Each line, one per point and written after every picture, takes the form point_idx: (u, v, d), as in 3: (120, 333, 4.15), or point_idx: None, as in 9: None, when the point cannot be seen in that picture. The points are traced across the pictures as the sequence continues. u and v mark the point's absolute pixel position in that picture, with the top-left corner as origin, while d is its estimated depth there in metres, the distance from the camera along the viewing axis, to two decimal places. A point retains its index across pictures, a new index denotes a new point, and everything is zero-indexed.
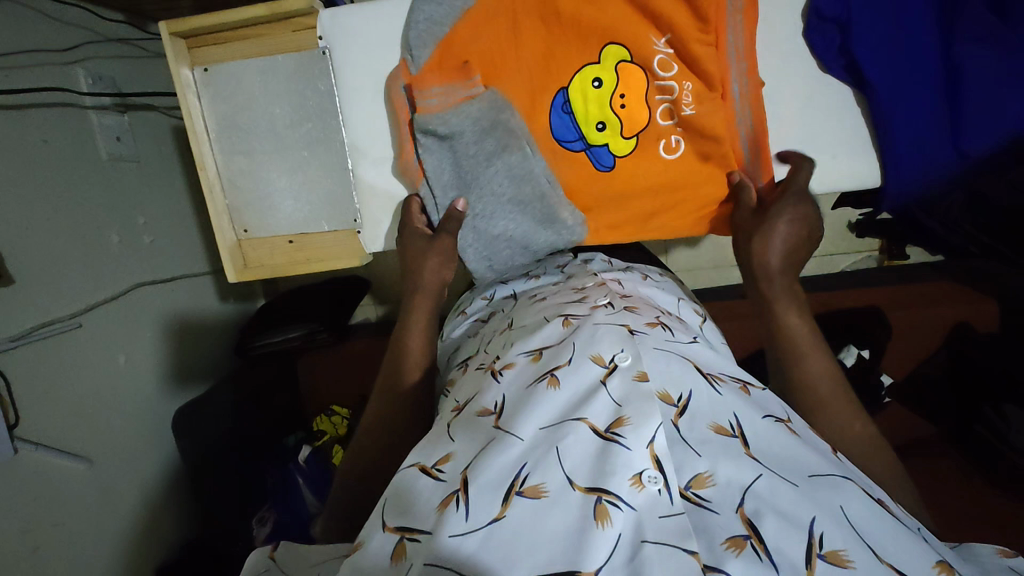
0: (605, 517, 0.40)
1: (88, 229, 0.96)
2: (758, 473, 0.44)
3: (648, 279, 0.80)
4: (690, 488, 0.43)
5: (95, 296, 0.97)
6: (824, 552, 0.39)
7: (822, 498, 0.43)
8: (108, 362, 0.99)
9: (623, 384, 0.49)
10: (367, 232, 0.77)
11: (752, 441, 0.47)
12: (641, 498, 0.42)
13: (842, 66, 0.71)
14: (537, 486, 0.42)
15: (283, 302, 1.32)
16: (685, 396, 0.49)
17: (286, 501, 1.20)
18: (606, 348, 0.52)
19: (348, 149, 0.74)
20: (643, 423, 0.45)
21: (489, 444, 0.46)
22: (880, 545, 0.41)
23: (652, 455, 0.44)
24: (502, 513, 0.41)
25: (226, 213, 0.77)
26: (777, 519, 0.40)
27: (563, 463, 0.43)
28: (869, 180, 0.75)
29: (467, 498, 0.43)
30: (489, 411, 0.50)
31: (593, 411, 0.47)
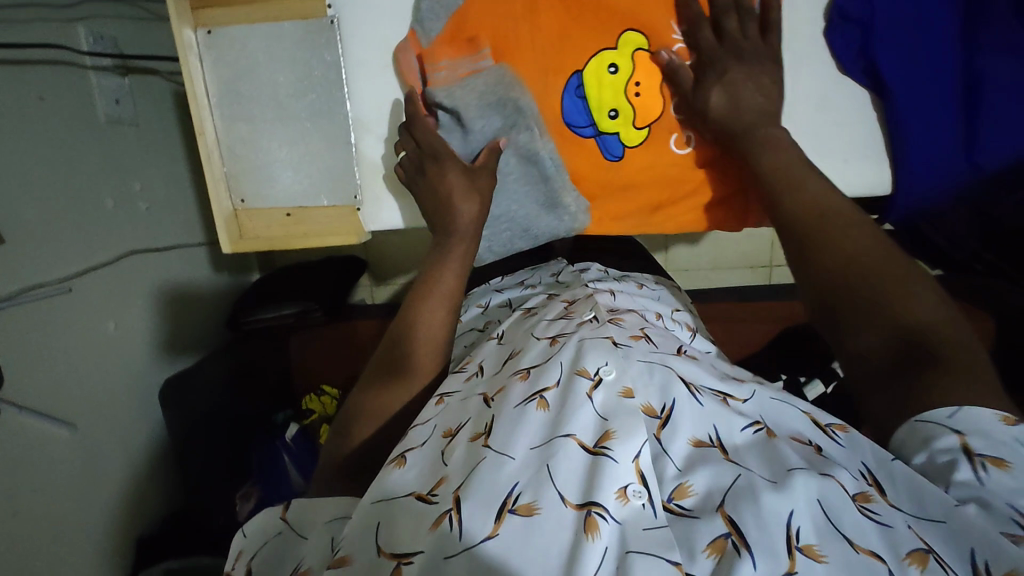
0: (594, 529, 0.40)
1: (82, 191, 0.94)
2: (738, 472, 0.43)
3: (643, 289, 0.81)
4: (673, 500, 0.43)
5: (87, 261, 0.95)
6: (801, 546, 0.39)
7: (800, 487, 0.41)
8: (96, 329, 0.97)
9: (607, 398, 0.48)
10: (367, 210, 0.75)
11: (730, 449, 0.46)
12: (625, 512, 0.42)
13: (861, 69, 0.70)
14: (529, 504, 0.42)
15: (273, 280, 1.30)
16: (669, 405, 0.48)
17: (270, 478, 1.19)
18: (591, 361, 0.51)
19: (352, 122, 0.73)
20: (629, 438, 0.45)
21: (481, 464, 0.44)
22: (858, 533, 0.39)
23: (637, 469, 0.44)
24: (496, 531, 0.40)
25: (223, 181, 0.75)
26: (755, 516, 0.40)
27: (555, 479, 0.43)
28: (878, 187, 0.74)
29: (459, 516, 0.42)
30: (481, 434, 0.48)
31: (579, 427, 0.46)
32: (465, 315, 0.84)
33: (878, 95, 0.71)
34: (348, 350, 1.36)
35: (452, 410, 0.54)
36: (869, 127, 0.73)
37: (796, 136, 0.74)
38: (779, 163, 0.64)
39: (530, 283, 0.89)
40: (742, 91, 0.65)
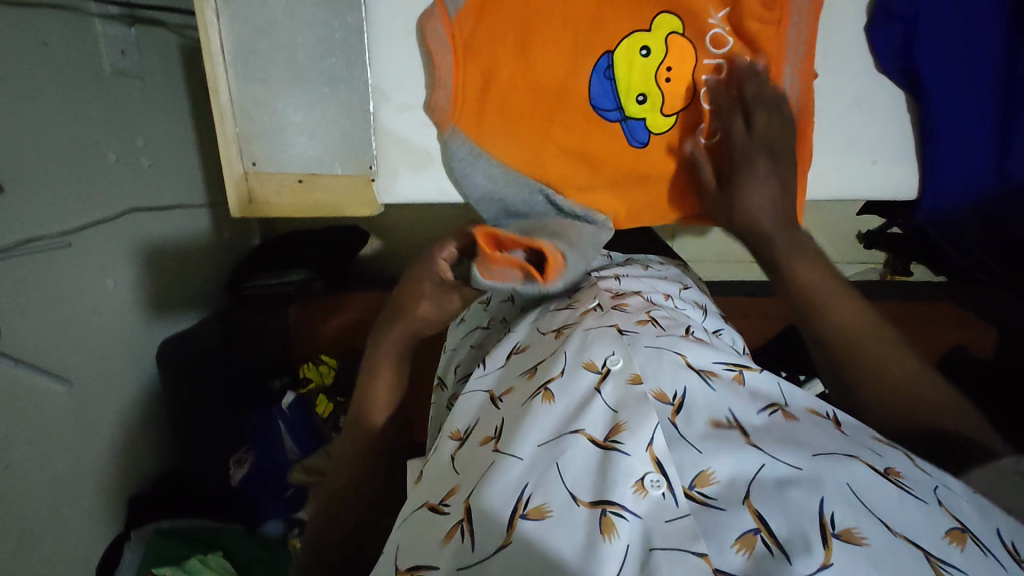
0: (611, 530, 0.40)
1: (85, 144, 0.92)
2: (761, 462, 0.42)
3: (648, 270, 0.80)
4: (695, 488, 0.41)
5: (87, 216, 0.93)
6: (838, 532, 0.38)
7: (826, 475, 0.41)
8: (93, 286, 0.95)
9: (616, 389, 0.48)
10: (383, 181, 0.74)
11: (750, 430, 0.45)
12: (645, 505, 0.41)
13: (898, 69, 0.68)
14: (539, 507, 0.42)
15: (275, 244, 1.31)
16: (681, 392, 0.48)
17: (264, 446, 1.20)
18: (597, 353, 0.52)
19: (371, 91, 0.70)
20: (640, 427, 0.44)
21: (489, 470, 0.46)
22: (891, 516, 0.39)
23: (653, 458, 0.43)
24: (508, 539, 0.41)
25: (235, 142, 0.71)
26: (784, 507, 0.39)
27: (564, 479, 0.43)
28: (903, 191, 0.73)
29: (470, 529, 0.43)
30: (489, 438, 0.50)
31: (589, 421, 0.46)
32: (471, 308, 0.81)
33: (913, 95, 0.70)
34: (346, 321, 1.29)
35: (462, 416, 0.56)
36: (899, 128, 0.71)
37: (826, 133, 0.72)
38: (817, 280, 0.64)
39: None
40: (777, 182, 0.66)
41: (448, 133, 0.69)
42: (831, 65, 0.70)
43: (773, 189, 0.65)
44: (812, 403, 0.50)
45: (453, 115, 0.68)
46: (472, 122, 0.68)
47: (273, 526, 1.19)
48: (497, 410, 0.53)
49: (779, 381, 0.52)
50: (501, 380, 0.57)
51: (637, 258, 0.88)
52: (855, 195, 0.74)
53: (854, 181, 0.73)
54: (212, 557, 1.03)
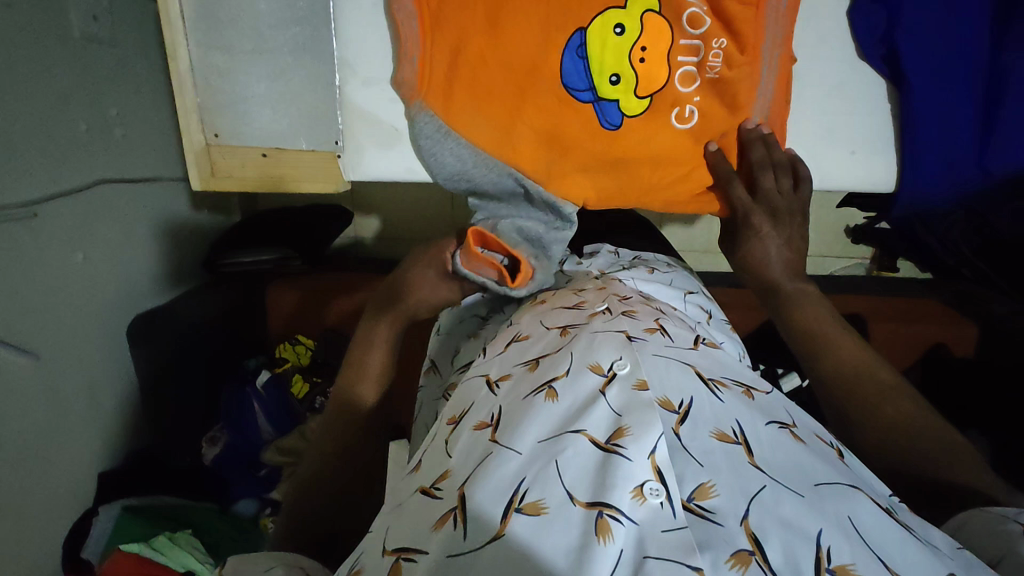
0: (606, 532, 0.38)
1: (52, 112, 0.89)
2: (763, 483, 0.41)
3: (654, 274, 0.78)
4: (693, 500, 0.40)
5: (55, 187, 0.90)
6: (832, 567, 0.37)
7: (830, 508, 0.40)
8: (60, 257, 0.93)
9: (622, 393, 0.47)
10: (348, 157, 0.71)
11: (755, 448, 0.44)
12: (642, 512, 0.40)
13: (881, 57, 0.66)
14: (535, 503, 0.40)
15: (257, 222, 1.27)
16: (687, 401, 0.47)
17: (238, 423, 1.22)
18: (604, 355, 0.50)
19: (337, 63, 0.68)
20: (644, 434, 0.43)
21: (487, 459, 0.43)
22: (892, 557, 0.39)
23: (653, 466, 0.42)
24: (502, 530, 0.39)
25: (195, 113, 0.70)
26: (780, 534, 0.38)
27: (563, 478, 0.41)
28: (880, 184, 0.72)
29: (464, 517, 0.40)
30: (486, 424, 0.48)
31: (592, 423, 0.44)
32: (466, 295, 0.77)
33: (895, 85, 0.68)
34: (326, 305, 1.30)
35: (460, 399, 0.54)
36: (880, 118, 0.70)
37: (805, 121, 0.70)
38: (823, 318, 0.66)
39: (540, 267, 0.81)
40: (786, 223, 0.69)
41: (416, 110, 0.67)
42: (813, 53, 0.68)
43: (779, 244, 0.69)
44: (816, 431, 0.50)
45: (421, 91, 0.66)
46: (439, 99, 0.66)
47: (246, 505, 1.19)
48: (496, 398, 0.51)
49: (791, 410, 0.52)
50: (499, 366, 0.55)
51: (644, 258, 0.86)
52: (835, 185, 0.72)
53: (832, 171, 0.72)
54: (179, 536, 1.03)
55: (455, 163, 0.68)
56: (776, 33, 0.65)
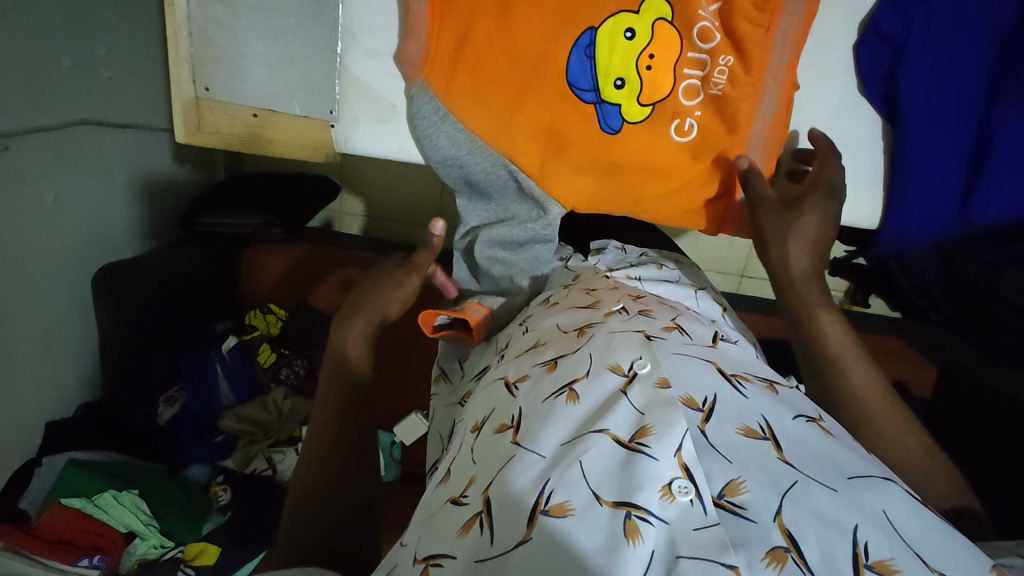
0: (636, 534, 0.38)
1: (36, 43, 0.85)
2: (794, 479, 0.41)
3: (663, 270, 0.79)
4: (723, 497, 0.40)
5: (30, 122, 0.87)
6: (870, 562, 0.37)
7: (864, 501, 0.41)
8: (26, 196, 0.89)
9: (644, 393, 0.47)
10: (342, 129, 0.70)
11: (783, 443, 0.45)
12: (671, 511, 0.40)
13: (880, 94, 0.68)
14: (562, 505, 0.40)
15: (237, 182, 1.24)
16: (711, 398, 0.47)
17: (198, 386, 1.18)
18: (624, 356, 0.50)
19: (340, 30, 0.66)
20: (668, 432, 0.43)
21: (509, 462, 0.44)
22: (927, 549, 0.39)
23: (681, 464, 0.42)
24: (529, 535, 0.40)
25: (187, 64, 0.68)
26: (817, 531, 0.38)
27: (588, 479, 0.41)
28: (865, 220, 0.73)
29: (491, 521, 0.42)
30: (506, 426, 0.49)
31: (614, 421, 0.45)
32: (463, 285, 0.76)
33: (890, 124, 0.69)
34: (305, 277, 1.28)
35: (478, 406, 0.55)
36: (873, 154, 0.71)
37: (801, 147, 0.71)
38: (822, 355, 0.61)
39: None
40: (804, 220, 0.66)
41: (416, 89, 0.66)
42: (821, 83, 0.69)
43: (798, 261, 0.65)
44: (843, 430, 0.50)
45: (423, 70, 0.65)
46: (441, 79, 0.65)
47: (198, 471, 1.16)
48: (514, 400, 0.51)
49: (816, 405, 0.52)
50: (516, 367, 0.55)
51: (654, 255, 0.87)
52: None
53: None
54: (124, 496, 1.01)
55: (449, 151, 0.68)
56: (781, 58, 0.65)
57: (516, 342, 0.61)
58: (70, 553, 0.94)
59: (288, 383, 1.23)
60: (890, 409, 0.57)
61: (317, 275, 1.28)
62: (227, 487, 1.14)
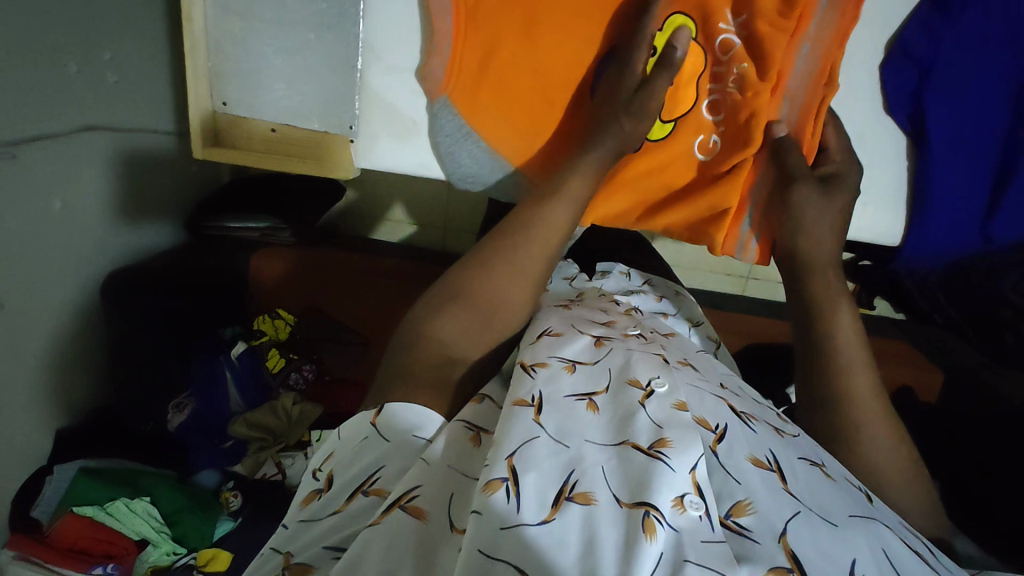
0: (652, 530, 0.39)
1: (44, 50, 0.84)
2: (797, 509, 0.44)
3: (662, 302, 0.82)
4: (730, 517, 0.44)
5: (36, 128, 0.86)
6: None
7: (863, 539, 0.43)
8: (31, 203, 0.88)
9: (662, 409, 0.48)
10: (361, 144, 0.70)
11: (788, 476, 0.47)
12: (682, 520, 0.41)
13: (905, 114, 0.68)
14: (586, 493, 0.41)
15: (244, 185, 1.25)
16: (722, 425, 0.50)
17: (207, 391, 1.14)
18: (642, 371, 0.52)
19: (361, 46, 0.65)
20: (686, 450, 0.45)
21: (530, 444, 0.43)
22: None
23: (693, 481, 0.44)
24: (552, 517, 0.40)
25: (206, 79, 0.67)
26: (814, 550, 0.41)
27: (609, 482, 0.42)
28: (888, 237, 0.74)
29: (518, 489, 0.40)
30: (527, 402, 0.47)
31: (636, 431, 0.46)
32: None
33: (914, 143, 0.69)
34: (310, 282, 1.25)
35: (492, 386, 0.54)
36: (896, 173, 0.71)
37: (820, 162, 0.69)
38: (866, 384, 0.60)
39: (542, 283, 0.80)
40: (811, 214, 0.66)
41: (438, 106, 0.66)
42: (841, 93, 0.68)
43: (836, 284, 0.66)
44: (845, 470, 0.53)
45: (447, 87, 0.65)
46: (465, 99, 0.65)
47: (208, 477, 1.16)
48: (533, 380, 0.49)
49: (820, 450, 0.55)
50: (529, 352, 0.53)
51: (657, 280, 0.89)
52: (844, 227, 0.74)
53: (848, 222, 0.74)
54: (136, 503, 1.02)
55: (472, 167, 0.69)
56: (804, 69, 0.65)
57: (535, 326, 0.59)
58: (84, 562, 1.00)
59: (297, 388, 1.19)
60: (894, 444, 0.58)
61: (319, 280, 1.25)
62: (237, 493, 1.14)
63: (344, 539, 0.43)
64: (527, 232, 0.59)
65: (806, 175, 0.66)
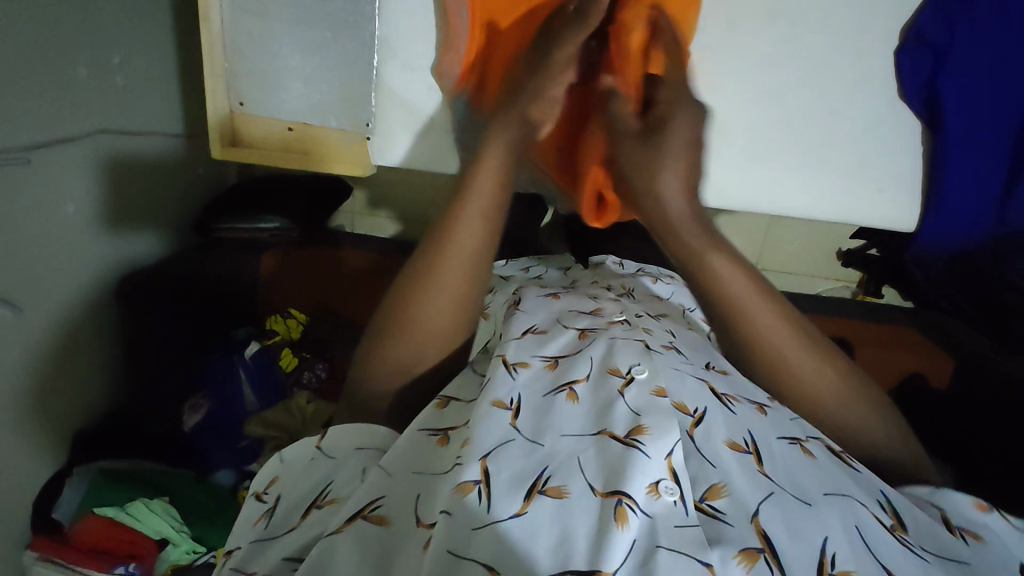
0: (624, 519, 0.44)
1: (57, 55, 0.85)
2: (770, 491, 0.50)
3: (657, 284, 0.86)
4: (705, 500, 0.49)
5: (50, 132, 0.86)
6: (836, 570, 0.45)
7: (834, 513, 0.49)
8: (46, 210, 0.89)
9: (640, 396, 0.53)
10: (378, 141, 0.72)
11: (764, 458, 0.53)
12: (657, 506, 0.46)
13: (920, 100, 0.71)
14: (558, 487, 0.46)
15: (252, 186, 1.23)
16: (701, 409, 0.55)
17: (221, 390, 1.14)
18: (623, 360, 0.57)
19: (377, 43, 0.68)
20: (661, 436, 0.49)
21: (507, 444, 0.49)
22: (890, 559, 0.47)
23: (669, 467, 0.49)
24: (523, 509, 0.45)
25: (223, 79, 0.71)
26: (783, 530, 0.47)
27: (585, 473, 0.48)
28: (903, 224, 0.77)
29: (488, 491, 0.46)
30: (505, 404, 0.52)
31: (613, 421, 0.51)
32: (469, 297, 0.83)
33: (929, 128, 0.72)
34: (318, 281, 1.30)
35: (452, 386, 0.61)
36: (912, 157, 0.74)
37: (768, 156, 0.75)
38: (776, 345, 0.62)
39: (537, 272, 0.93)
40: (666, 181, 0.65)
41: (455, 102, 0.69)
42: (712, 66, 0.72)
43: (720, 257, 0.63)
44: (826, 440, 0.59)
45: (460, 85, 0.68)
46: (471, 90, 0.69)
47: (225, 476, 1.12)
48: (513, 380, 0.55)
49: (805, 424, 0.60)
50: (508, 349, 0.59)
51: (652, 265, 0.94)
52: (857, 216, 0.77)
53: (864, 212, 0.76)
54: (157, 502, 1.04)
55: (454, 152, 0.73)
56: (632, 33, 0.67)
57: (517, 318, 0.65)
58: (106, 561, 1.00)
59: (311, 387, 1.18)
60: (825, 379, 0.62)
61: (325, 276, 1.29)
62: None
63: (301, 549, 0.53)
64: (437, 251, 0.59)
65: (629, 133, 0.67)
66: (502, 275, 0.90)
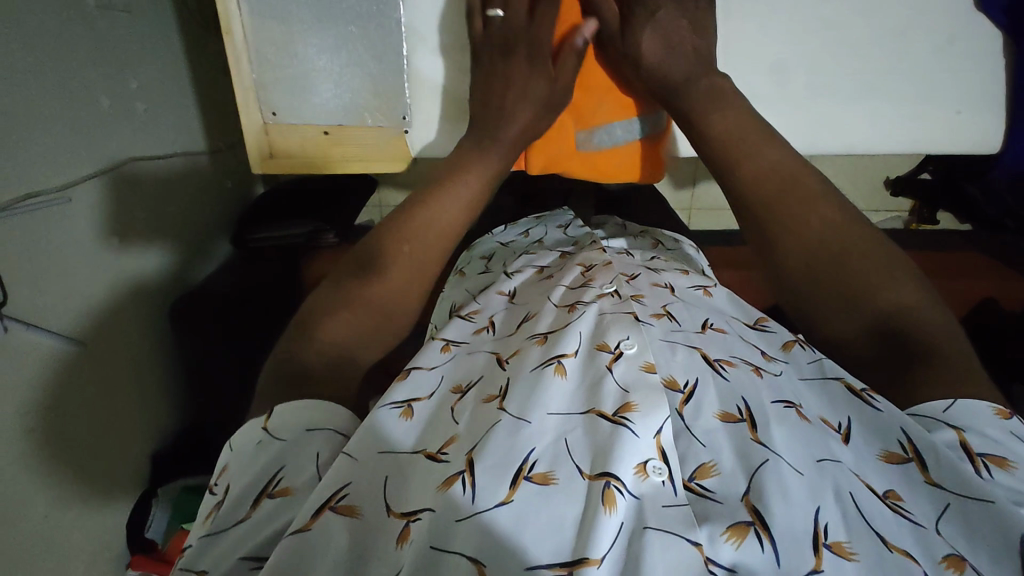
0: (612, 502, 0.40)
1: (77, 88, 0.84)
2: (766, 457, 0.44)
3: (658, 246, 0.85)
4: (694, 479, 0.44)
5: (83, 168, 0.86)
6: (829, 543, 0.39)
7: (828, 482, 0.42)
8: (90, 241, 0.89)
9: (630, 371, 0.50)
10: (414, 132, 0.78)
11: (759, 424, 0.46)
12: (645, 487, 0.42)
13: (1000, 8, 0.69)
14: (544, 473, 0.42)
15: (277, 194, 1.24)
16: (692, 383, 0.50)
17: None
18: (612, 335, 0.53)
19: (405, 33, 0.72)
20: (652, 413, 0.45)
21: (496, 427, 0.45)
22: (887, 530, 0.41)
23: (658, 445, 0.44)
24: (509, 497, 0.41)
25: (253, 92, 0.73)
26: (779, 499, 0.41)
27: (573, 455, 0.43)
28: (990, 145, 0.77)
29: (472, 480, 0.42)
30: (494, 396, 0.49)
31: (602, 399, 0.47)
32: (468, 267, 0.84)
33: (1011, 38, 0.71)
34: None
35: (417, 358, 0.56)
36: (992, 70, 0.73)
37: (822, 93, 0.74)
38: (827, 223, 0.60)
39: (538, 235, 0.89)
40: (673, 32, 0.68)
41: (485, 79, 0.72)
42: (728, 12, 0.71)
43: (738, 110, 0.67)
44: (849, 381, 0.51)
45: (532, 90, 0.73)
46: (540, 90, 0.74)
47: None
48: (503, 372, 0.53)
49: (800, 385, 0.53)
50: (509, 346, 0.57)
51: (651, 231, 0.91)
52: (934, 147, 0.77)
53: (948, 140, 0.76)
54: None
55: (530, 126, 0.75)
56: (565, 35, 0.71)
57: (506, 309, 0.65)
58: None
59: None
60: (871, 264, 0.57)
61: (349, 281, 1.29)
62: None
63: (261, 545, 0.42)
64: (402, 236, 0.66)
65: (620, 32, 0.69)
66: (504, 245, 0.87)
